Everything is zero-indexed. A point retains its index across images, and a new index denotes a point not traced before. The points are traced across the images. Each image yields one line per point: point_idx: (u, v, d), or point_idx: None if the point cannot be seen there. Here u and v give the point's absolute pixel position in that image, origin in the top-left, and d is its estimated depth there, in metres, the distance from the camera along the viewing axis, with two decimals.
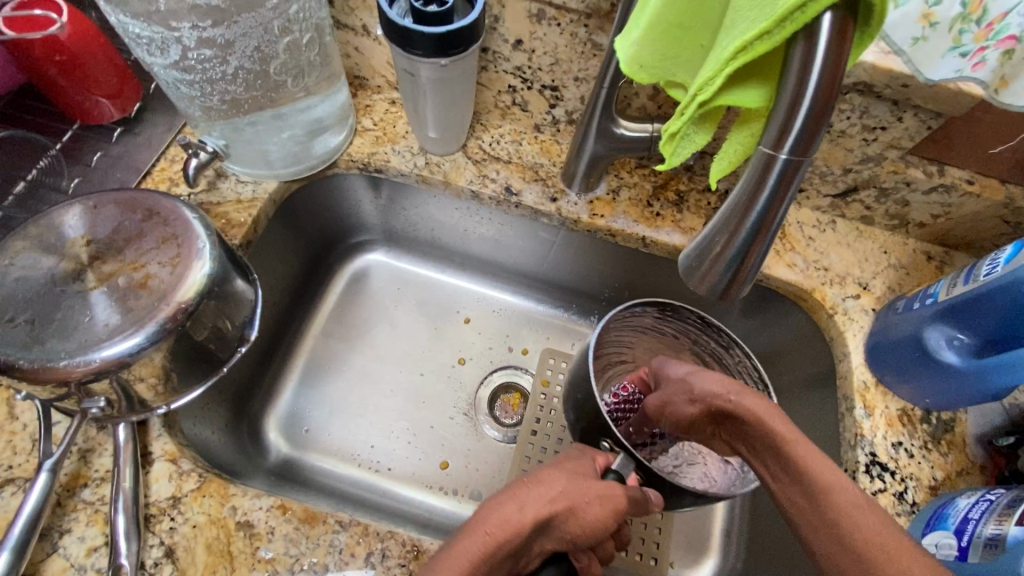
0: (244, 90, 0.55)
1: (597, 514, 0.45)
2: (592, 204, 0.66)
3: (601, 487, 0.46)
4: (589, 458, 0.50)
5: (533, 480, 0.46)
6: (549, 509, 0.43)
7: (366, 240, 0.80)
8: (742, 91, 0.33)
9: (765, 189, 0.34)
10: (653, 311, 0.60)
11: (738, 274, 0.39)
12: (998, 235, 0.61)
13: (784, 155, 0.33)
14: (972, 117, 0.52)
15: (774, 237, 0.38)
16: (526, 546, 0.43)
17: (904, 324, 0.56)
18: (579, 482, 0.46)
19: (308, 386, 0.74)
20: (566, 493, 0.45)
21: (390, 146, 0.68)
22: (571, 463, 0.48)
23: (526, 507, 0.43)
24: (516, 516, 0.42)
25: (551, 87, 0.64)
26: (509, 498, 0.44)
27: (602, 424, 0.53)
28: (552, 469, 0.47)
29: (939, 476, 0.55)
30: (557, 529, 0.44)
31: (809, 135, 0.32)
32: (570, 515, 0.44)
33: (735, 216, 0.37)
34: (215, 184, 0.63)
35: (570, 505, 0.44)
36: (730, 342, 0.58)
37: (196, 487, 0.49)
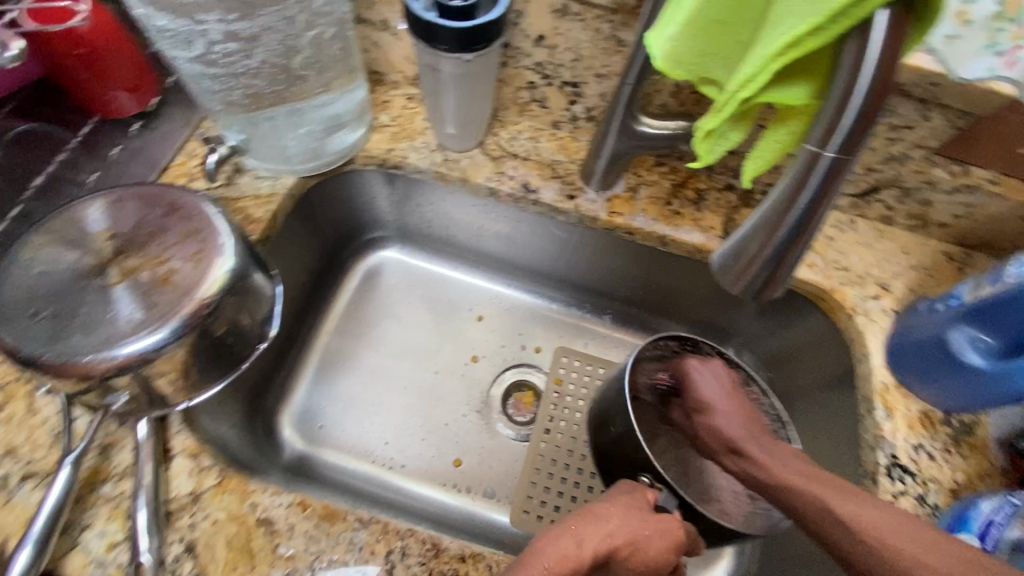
0: (265, 85, 0.55)
1: (658, 552, 0.43)
2: (611, 202, 0.66)
3: (657, 522, 0.44)
4: (643, 494, 0.47)
5: (590, 514, 0.44)
6: (607, 545, 0.42)
7: (380, 236, 0.80)
8: (785, 89, 0.33)
9: (806, 192, 0.34)
10: (675, 344, 0.58)
11: (774, 275, 0.39)
12: (1022, 236, 0.61)
13: (828, 155, 0.32)
14: (1003, 116, 0.51)
15: (811, 238, 0.37)
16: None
17: (926, 326, 0.55)
18: (635, 516, 0.44)
19: (322, 382, 0.74)
20: (626, 528, 0.43)
21: (408, 142, 0.67)
22: (624, 497, 0.46)
23: (583, 542, 0.41)
24: (573, 551, 0.41)
25: (572, 83, 0.64)
26: (565, 532, 0.42)
27: (641, 458, 0.51)
28: (605, 504, 0.45)
29: (961, 479, 0.54)
30: (616, 566, 0.42)
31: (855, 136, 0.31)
32: (632, 552, 0.42)
33: (773, 216, 0.36)
34: (234, 179, 0.63)
35: (631, 541, 0.42)
36: (745, 376, 0.58)
37: (216, 482, 0.49)
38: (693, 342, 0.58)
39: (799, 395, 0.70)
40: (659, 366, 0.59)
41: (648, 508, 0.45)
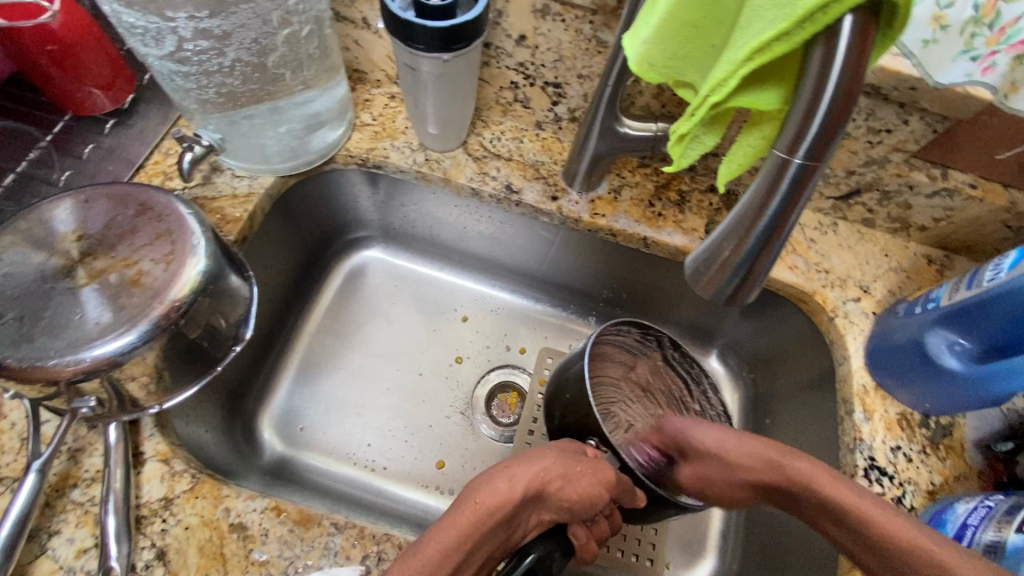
0: (240, 83, 0.54)
1: (589, 484, 0.47)
2: (593, 203, 0.65)
3: (589, 463, 0.48)
4: (578, 446, 0.50)
5: (525, 456, 0.47)
6: (540, 481, 0.45)
7: (364, 236, 0.79)
8: (756, 93, 0.33)
9: (777, 196, 0.34)
10: (636, 332, 0.62)
11: (747, 278, 0.39)
12: (1000, 239, 0.61)
13: (798, 160, 0.32)
14: (979, 121, 0.51)
15: (784, 241, 0.37)
16: (517, 516, 0.44)
17: (906, 329, 0.56)
18: (569, 458, 0.47)
19: (303, 384, 0.73)
20: (559, 466, 0.46)
21: (389, 141, 0.67)
22: (558, 442, 0.49)
23: (516, 477, 0.44)
24: (505, 485, 0.43)
25: (554, 84, 0.62)
26: (499, 471, 0.45)
27: (588, 420, 0.53)
28: (542, 447, 0.48)
29: (937, 481, 0.54)
30: (552, 497, 0.46)
31: (824, 141, 0.31)
32: (565, 484, 0.46)
33: (745, 222, 0.36)
34: (210, 179, 0.62)
35: (563, 475, 0.46)
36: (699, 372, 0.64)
37: (189, 487, 0.48)
38: (657, 336, 0.62)
39: (780, 396, 0.70)
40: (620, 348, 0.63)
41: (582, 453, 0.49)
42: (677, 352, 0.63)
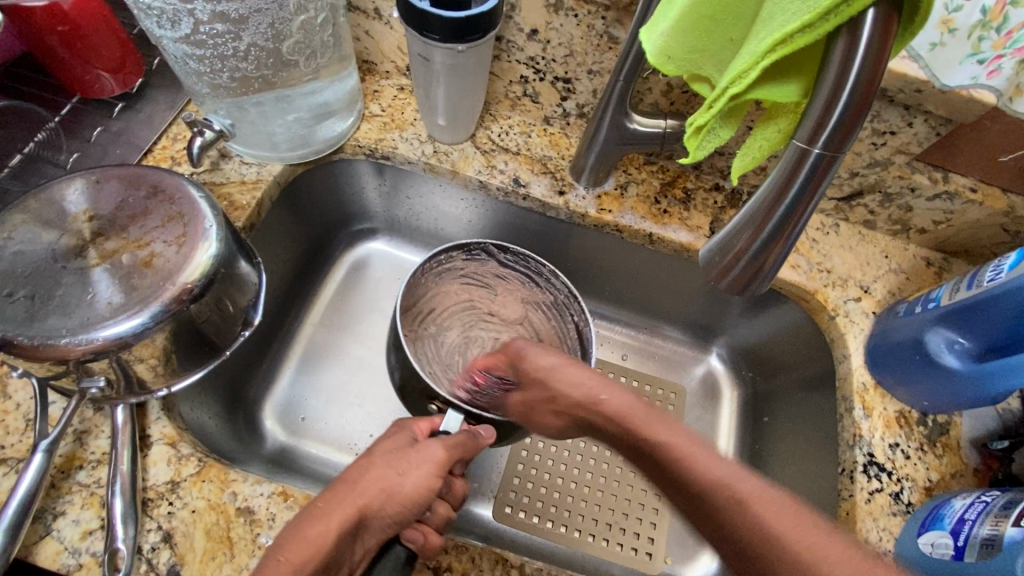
0: (254, 68, 0.54)
1: (414, 484, 0.46)
2: (600, 198, 0.66)
3: (414, 456, 0.48)
4: (409, 431, 0.52)
5: (347, 480, 0.46)
6: (357, 507, 0.43)
7: (368, 228, 0.79)
8: (775, 87, 0.34)
9: (795, 186, 0.34)
10: (459, 254, 0.67)
11: (759, 269, 0.40)
12: (998, 243, 0.62)
13: (817, 150, 0.33)
14: (980, 125, 0.52)
15: (799, 232, 0.38)
16: (345, 551, 0.42)
17: (906, 328, 0.57)
18: (393, 465, 0.47)
19: (306, 374, 0.73)
20: (374, 482, 0.45)
21: (398, 133, 0.67)
22: (388, 443, 0.50)
23: (328, 517, 0.42)
24: (319, 524, 0.41)
25: (563, 79, 0.63)
26: (311, 512, 0.43)
27: (423, 387, 0.56)
28: (366, 460, 0.48)
29: (935, 478, 0.55)
30: (375, 520, 0.44)
31: (843, 132, 0.31)
32: (386, 500, 0.45)
33: (760, 214, 0.37)
34: (219, 165, 0.62)
35: (385, 489, 0.45)
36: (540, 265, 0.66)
37: (195, 471, 0.48)
38: (479, 246, 0.67)
39: (780, 395, 0.71)
40: (455, 279, 0.69)
41: (411, 445, 0.49)
42: (508, 254, 0.67)
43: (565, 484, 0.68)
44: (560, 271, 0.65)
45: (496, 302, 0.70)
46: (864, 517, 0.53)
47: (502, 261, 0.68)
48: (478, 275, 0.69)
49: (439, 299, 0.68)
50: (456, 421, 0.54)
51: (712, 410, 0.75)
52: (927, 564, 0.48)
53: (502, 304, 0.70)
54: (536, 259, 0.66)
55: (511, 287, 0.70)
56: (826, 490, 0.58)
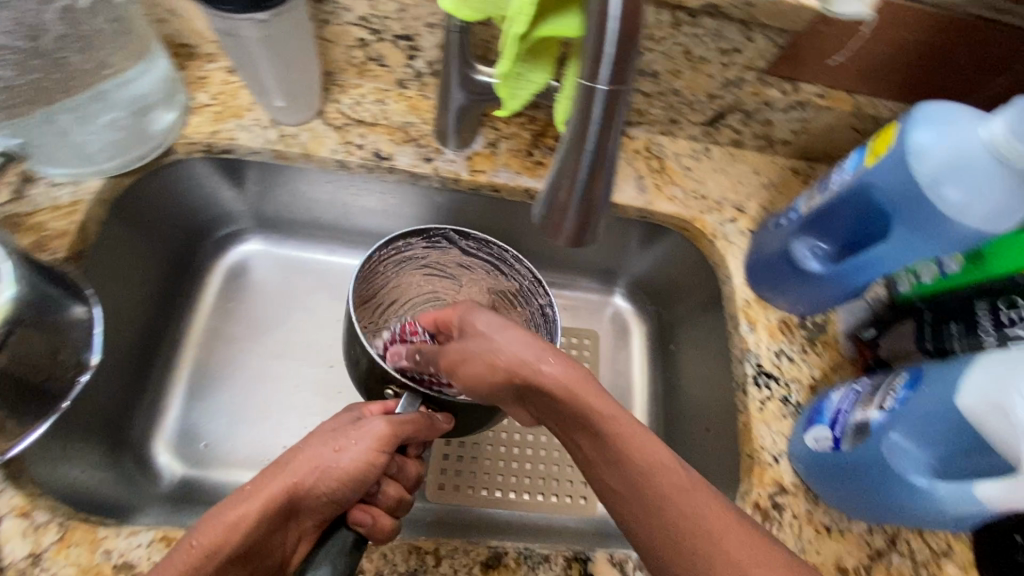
0: (16, 74, 0.47)
1: (352, 460, 0.43)
2: (471, 159, 0.63)
3: (355, 433, 0.44)
4: (359, 412, 0.49)
5: (279, 465, 0.43)
6: (286, 485, 0.41)
7: (237, 229, 0.73)
8: (555, 21, 0.35)
9: (590, 127, 0.35)
10: (420, 239, 0.63)
11: (587, 216, 0.41)
12: (851, 143, 0.65)
13: (602, 88, 0.33)
14: (817, 31, 0.53)
15: (611, 173, 0.39)
16: (269, 535, 0.39)
17: (774, 241, 0.59)
18: (329, 442, 0.44)
19: (198, 398, 0.67)
20: (305, 462, 0.42)
21: (235, 121, 0.60)
22: (332, 424, 0.47)
23: (254, 498, 0.40)
24: (234, 514, 0.38)
25: (404, 37, 0.58)
26: (234, 498, 0.40)
27: (380, 371, 0.52)
28: (306, 440, 0.45)
29: (817, 375, 0.59)
30: (308, 501, 0.41)
31: (617, 66, 0.33)
32: (319, 479, 0.42)
33: (571, 159, 0.38)
34: (23, 192, 0.54)
35: (317, 468, 0.42)
36: (503, 251, 0.63)
37: (57, 537, 0.43)
38: (439, 233, 0.62)
39: (681, 324, 0.73)
40: (412, 263, 0.66)
41: (353, 423, 0.46)
42: (468, 241, 0.64)
43: (497, 450, 0.68)
44: (522, 255, 0.62)
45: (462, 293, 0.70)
46: (758, 425, 0.56)
47: (463, 248, 0.64)
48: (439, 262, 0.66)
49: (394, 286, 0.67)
50: (412, 407, 0.50)
51: (624, 351, 0.77)
52: (814, 457, 0.52)
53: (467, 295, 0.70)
54: (499, 246, 0.62)
55: (477, 278, 0.68)
56: (727, 407, 0.61)
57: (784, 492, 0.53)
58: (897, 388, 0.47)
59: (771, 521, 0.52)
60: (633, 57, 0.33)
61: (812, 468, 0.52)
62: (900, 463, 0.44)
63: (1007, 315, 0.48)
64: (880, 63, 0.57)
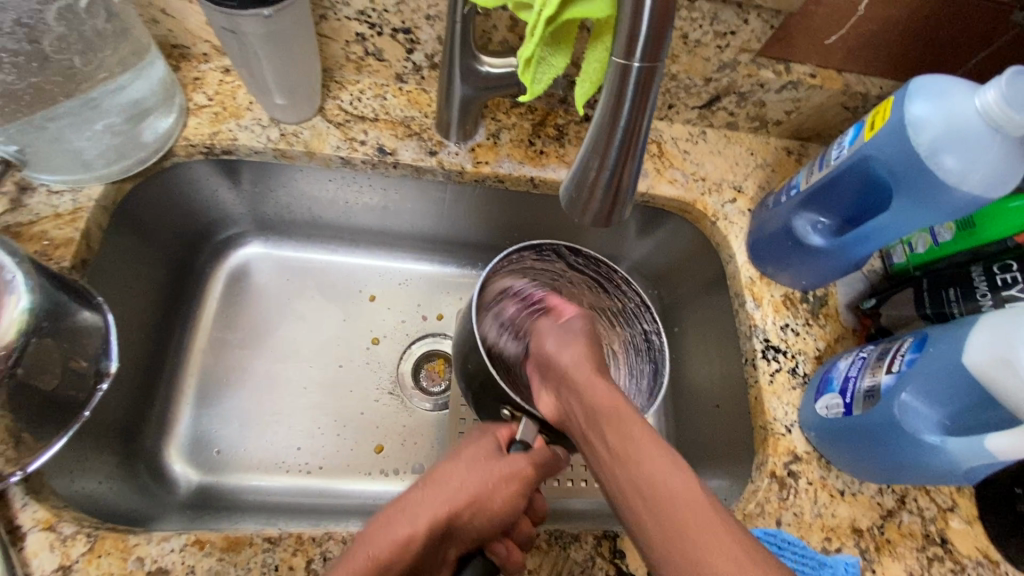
0: (16, 78, 0.46)
1: (503, 498, 0.43)
2: (474, 151, 0.63)
3: (504, 466, 0.44)
4: (493, 437, 0.47)
5: (432, 483, 0.43)
6: (446, 513, 0.41)
7: (237, 232, 0.72)
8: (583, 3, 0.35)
9: (625, 104, 0.36)
10: (530, 253, 0.58)
11: (615, 195, 0.42)
12: (842, 120, 0.67)
13: (636, 63, 0.34)
14: (808, 11, 0.55)
15: (642, 153, 0.40)
16: (426, 558, 0.40)
17: (776, 218, 0.60)
18: (479, 472, 0.43)
19: (208, 405, 0.66)
20: (463, 487, 0.42)
21: (234, 121, 0.60)
22: (471, 446, 0.46)
23: (415, 520, 0.40)
24: (404, 531, 0.39)
25: (403, 30, 0.58)
26: (397, 514, 0.41)
27: (497, 391, 0.49)
28: (449, 463, 0.44)
29: (822, 346, 0.61)
30: (460, 530, 0.42)
31: (653, 42, 0.33)
32: (474, 512, 0.42)
33: (603, 138, 0.39)
34: (20, 201, 0.53)
35: (471, 502, 0.42)
36: (609, 270, 0.59)
37: (87, 548, 0.43)
38: (552, 248, 0.58)
39: (685, 305, 0.74)
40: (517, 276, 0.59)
41: (496, 456, 0.45)
42: (578, 257, 0.59)
43: None
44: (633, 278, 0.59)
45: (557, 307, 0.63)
46: (770, 397, 0.57)
47: (571, 262, 0.60)
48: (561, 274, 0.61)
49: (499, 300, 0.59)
50: (531, 436, 0.47)
51: None
52: (825, 424, 0.53)
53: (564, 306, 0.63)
54: (608, 266, 0.58)
55: (575, 293, 0.63)
56: (737, 382, 0.62)
57: (797, 459, 0.55)
58: (904, 352, 0.49)
59: (787, 489, 0.54)
60: (668, 35, 0.34)
61: (823, 435, 0.54)
62: (911, 423, 0.46)
63: (1002, 278, 0.50)
64: (870, 42, 0.59)
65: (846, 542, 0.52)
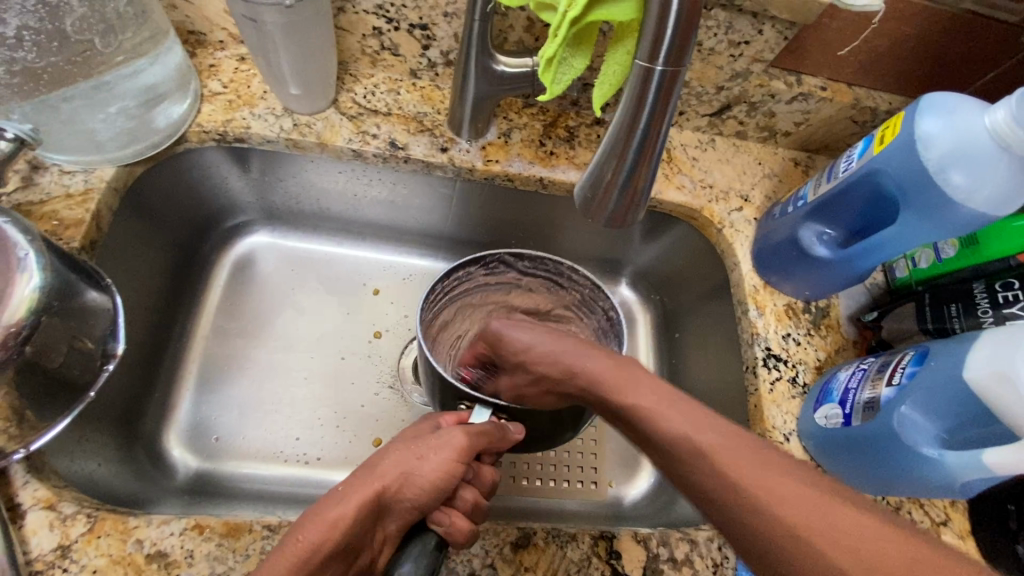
0: (38, 57, 0.46)
1: (434, 467, 0.43)
2: (484, 149, 0.64)
3: (436, 439, 0.44)
4: (434, 421, 0.48)
5: (366, 466, 0.43)
6: (378, 487, 0.41)
7: (243, 221, 0.72)
8: (609, 6, 0.35)
9: (646, 108, 0.37)
10: (478, 268, 0.61)
11: (630, 198, 0.42)
12: (850, 134, 0.68)
13: (660, 67, 0.35)
14: (822, 24, 0.55)
15: (659, 158, 0.41)
16: (361, 538, 0.40)
17: (781, 228, 0.61)
18: (414, 449, 0.44)
19: (208, 392, 0.66)
20: (395, 464, 0.42)
21: (248, 110, 0.60)
22: (407, 432, 0.47)
23: (347, 497, 0.40)
24: (335, 510, 0.39)
25: (420, 26, 0.58)
26: (328, 498, 0.40)
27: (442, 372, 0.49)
28: (385, 448, 0.44)
29: (823, 357, 0.61)
30: (394, 503, 0.41)
31: (679, 47, 0.34)
32: (405, 484, 0.42)
33: (621, 141, 0.39)
34: (33, 180, 0.53)
35: (402, 473, 0.42)
36: (558, 266, 0.61)
37: (86, 529, 0.43)
38: (495, 259, 0.61)
39: (686, 312, 0.74)
40: (468, 288, 0.63)
41: (433, 431, 0.46)
42: (525, 261, 0.62)
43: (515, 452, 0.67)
44: (580, 266, 0.59)
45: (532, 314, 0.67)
46: (769, 406, 0.58)
47: (522, 268, 0.62)
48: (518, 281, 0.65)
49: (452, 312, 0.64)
50: (484, 416, 0.48)
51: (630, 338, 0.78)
52: (824, 434, 0.54)
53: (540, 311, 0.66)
54: (554, 260, 0.60)
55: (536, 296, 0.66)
56: (736, 389, 0.63)
57: None
58: (905, 364, 0.49)
59: None
60: (693, 41, 0.34)
61: (823, 445, 0.54)
62: (911, 435, 0.46)
63: (1003, 295, 0.51)
64: (882, 57, 0.59)
65: None
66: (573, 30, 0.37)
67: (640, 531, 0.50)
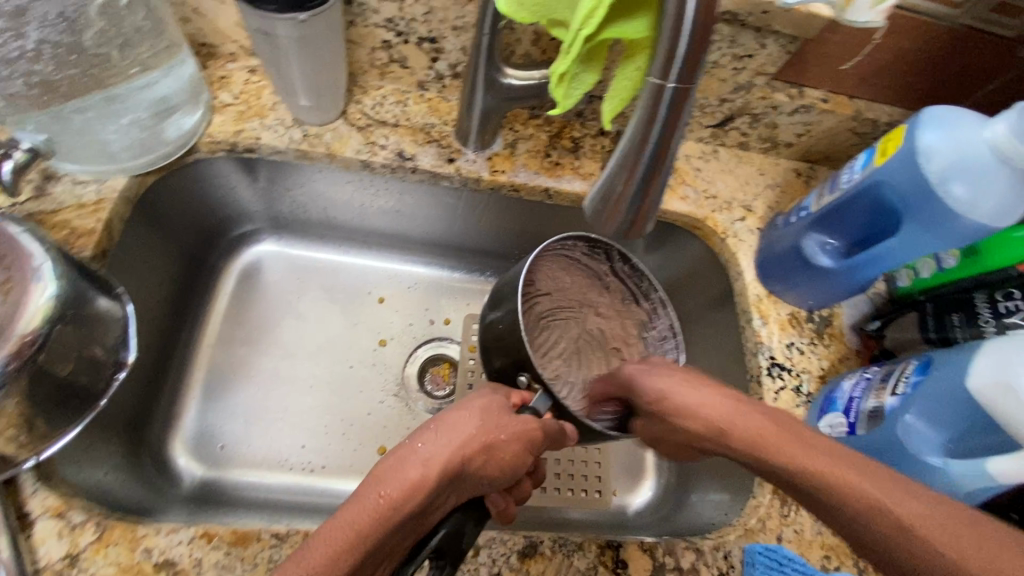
0: (55, 69, 0.47)
1: (512, 452, 0.43)
2: (491, 160, 0.64)
3: (515, 425, 0.44)
4: (503, 395, 0.46)
5: (440, 424, 0.42)
6: (461, 455, 0.40)
7: (251, 229, 0.73)
8: (622, 23, 0.36)
9: (657, 124, 0.37)
10: (583, 246, 0.58)
11: (640, 211, 0.43)
12: (852, 145, 0.68)
13: (671, 85, 0.36)
14: (824, 38, 0.56)
15: (669, 171, 0.41)
16: (434, 500, 0.39)
17: (785, 237, 0.62)
18: (493, 420, 0.43)
19: (214, 400, 0.66)
20: (479, 434, 0.42)
21: (258, 120, 0.61)
22: (481, 399, 0.45)
23: (429, 461, 0.39)
24: (417, 473, 0.38)
25: (429, 39, 0.59)
26: (410, 452, 0.39)
27: (520, 355, 0.49)
28: (460, 410, 0.43)
29: (826, 365, 0.61)
30: (471, 477, 0.41)
31: (689, 65, 0.35)
32: (486, 458, 0.42)
33: (631, 156, 0.40)
34: (45, 189, 0.54)
35: (485, 447, 0.42)
36: (650, 288, 0.58)
37: (96, 537, 0.43)
38: (604, 246, 0.57)
39: (689, 320, 0.74)
40: (560, 258, 0.58)
41: (505, 408, 0.45)
42: (626, 266, 0.59)
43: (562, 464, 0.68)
44: (670, 303, 0.58)
45: (599, 321, 0.61)
46: None
47: (618, 268, 0.59)
48: (603, 279, 0.60)
49: (539, 275, 0.58)
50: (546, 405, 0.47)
51: None
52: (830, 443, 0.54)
53: (609, 323, 0.60)
54: (650, 283, 0.58)
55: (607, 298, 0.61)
56: None
57: None
58: (908, 373, 0.50)
59: (788, 506, 0.54)
60: (704, 59, 0.35)
61: None
62: (914, 443, 0.47)
63: (1003, 305, 0.51)
64: (882, 70, 0.60)
65: (845, 560, 0.52)
66: (585, 46, 0.38)
67: (646, 540, 0.50)
